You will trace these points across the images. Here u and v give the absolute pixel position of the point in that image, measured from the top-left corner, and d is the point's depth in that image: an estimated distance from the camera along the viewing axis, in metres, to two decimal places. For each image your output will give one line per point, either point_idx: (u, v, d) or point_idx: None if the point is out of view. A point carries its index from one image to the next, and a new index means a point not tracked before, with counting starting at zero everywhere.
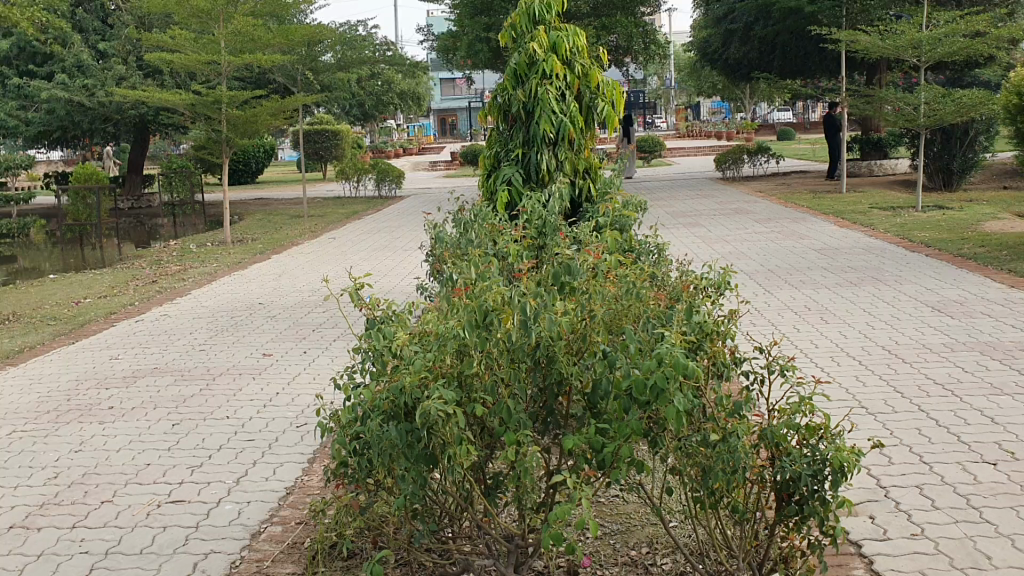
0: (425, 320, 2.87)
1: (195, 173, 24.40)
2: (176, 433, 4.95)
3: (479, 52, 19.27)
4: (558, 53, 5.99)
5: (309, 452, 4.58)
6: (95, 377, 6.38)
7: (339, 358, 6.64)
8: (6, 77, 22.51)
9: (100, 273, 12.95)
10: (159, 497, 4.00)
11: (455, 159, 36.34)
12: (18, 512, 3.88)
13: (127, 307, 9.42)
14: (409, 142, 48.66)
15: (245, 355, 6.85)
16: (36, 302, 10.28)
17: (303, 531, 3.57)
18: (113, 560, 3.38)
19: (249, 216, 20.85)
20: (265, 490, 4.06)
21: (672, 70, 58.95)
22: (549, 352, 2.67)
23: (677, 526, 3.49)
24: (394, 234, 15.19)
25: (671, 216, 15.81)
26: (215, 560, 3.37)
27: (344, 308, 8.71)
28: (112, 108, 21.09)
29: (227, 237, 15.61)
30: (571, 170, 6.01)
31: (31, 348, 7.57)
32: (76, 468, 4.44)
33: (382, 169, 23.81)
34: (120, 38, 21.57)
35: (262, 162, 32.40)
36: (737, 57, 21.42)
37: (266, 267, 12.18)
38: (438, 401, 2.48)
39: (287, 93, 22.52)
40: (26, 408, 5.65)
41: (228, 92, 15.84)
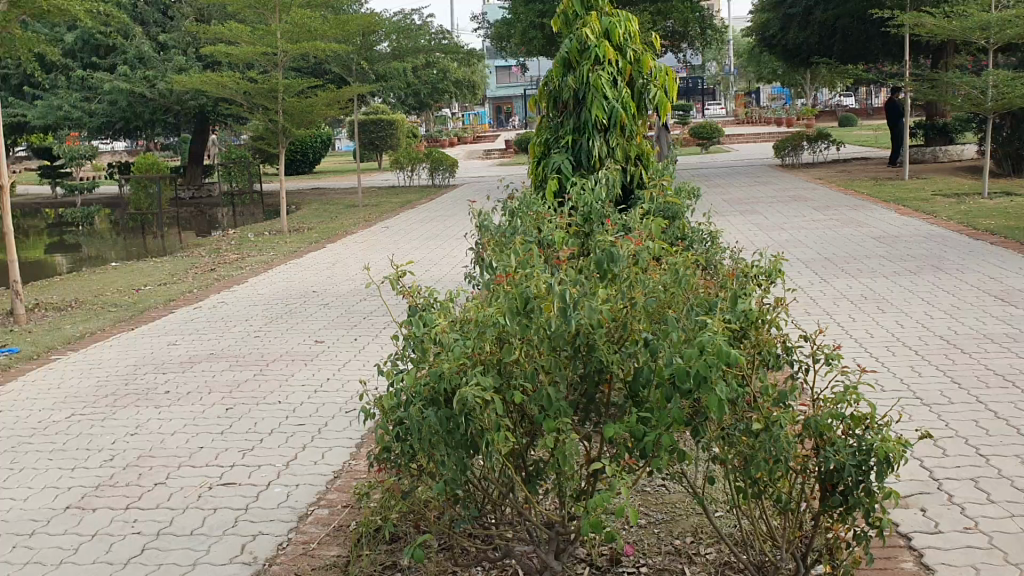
0: (466, 307, 2.87)
1: (254, 163, 24.77)
2: (229, 417, 5.04)
3: (533, 40, 19.14)
4: (611, 39, 5.98)
5: (356, 437, 4.63)
6: (152, 362, 6.53)
7: (390, 345, 6.69)
8: (70, 69, 23.11)
9: (162, 261, 13.27)
10: (210, 479, 4.08)
11: (510, 147, 36.33)
12: (74, 493, 3.99)
13: (186, 294, 9.64)
14: (465, 131, 48.80)
15: (298, 341, 6.95)
16: (98, 289, 10.54)
17: (350, 515, 3.61)
18: (164, 541, 3.45)
19: (305, 205, 21.12)
20: (313, 474, 4.11)
21: (730, 56, 58.03)
22: (589, 340, 2.63)
23: (722, 516, 3.45)
24: (448, 222, 15.25)
25: (727, 203, 15.62)
26: (263, 541, 3.42)
27: (393, 295, 8.78)
28: (171, 99, 21.54)
29: (284, 226, 15.85)
30: (623, 157, 5.99)
31: (92, 333, 7.76)
32: (131, 451, 4.55)
33: (436, 158, 23.87)
34: (180, 30, 22.01)
35: (319, 152, 32.76)
36: (797, 42, 21.04)
37: (321, 255, 12.32)
38: (476, 388, 2.48)
39: (342, 82, 22.72)
40: (86, 392, 5.80)
41: (284, 81, 16.02)
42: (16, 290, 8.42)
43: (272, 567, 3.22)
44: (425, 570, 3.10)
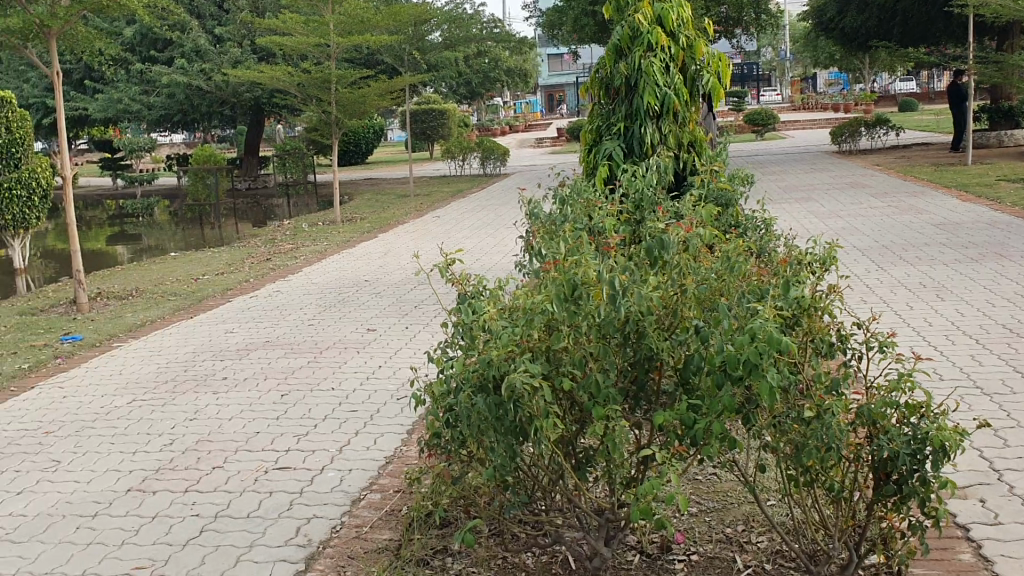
0: (516, 295, 2.87)
1: (308, 154, 25.08)
2: (284, 403, 5.12)
3: (585, 27, 19.01)
4: (664, 25, 5.92)
5: (408, 423, 4.68)
6: (211, 349, 6.67)
7: (441, 333, 6.73)
8: (129, 63, 23.60)
9: (220, 251, 13.51)
10: (267, 464, 4.16)
11: (562, 135, 36.22)
12: (135, 476, 4.10)
13: (242, 284, 9.79)
14: (516, 120, 48.72)
15: (351, 329, 7.03)
16: (158, 279, 10.77)
17: (402, 500, 3.65)
18: (222, 523, 3.53)
19: (358, 195, 21.34)
20: (366, 459, 4.17)
21: (786, 41, 57.06)
22: (639, 327, 2.61)
23: (774, 504, 3.42)
24: (499, 212, 15.28)
25: (782, 190, 15.40)
26: (317, 525, 3.48)
27: (444, 284, 8.83)
28: (228, 91, 21.89)
29: (337, 216, 16.04)
30: (675, 144, 5.96)
31: (152, 322, 7.94)
32: (190, 436, 4.65)
33: (488, 147, 23.88)
34: (236, 23, 22.35)
35: (371, 143, 33.02)
36: (855, 26, 20.61)
37: (373, 245, 12.43)
38: (524, 375, 2.49)
39: (394, 72, 22.85)
40: (147, 378, 5.95)
41: (337, 72, 16.17)
42: (80, 279, 8.63)
43: (326, 550, 3.26)
44: (476, 556, 3.12)
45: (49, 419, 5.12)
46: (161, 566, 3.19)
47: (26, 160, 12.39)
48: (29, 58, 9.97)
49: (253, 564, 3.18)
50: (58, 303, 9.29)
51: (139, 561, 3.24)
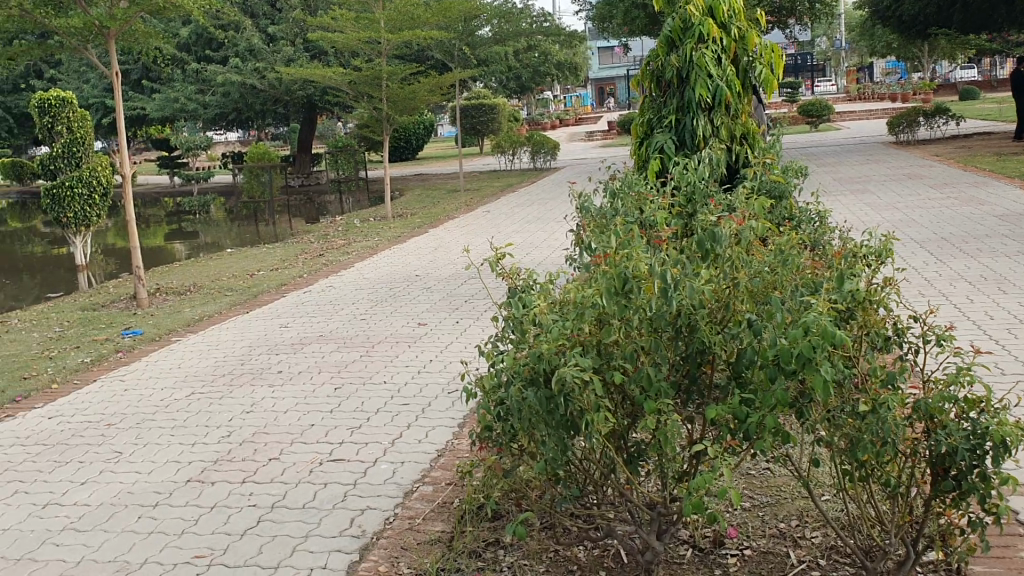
0: (567, 289, 2.86)
1: (360, 151, 25.32)
2: (337, 397, 5.19)
3: (636, 19, 18.86)
4: (715, 17, 5.87)
5: (459, 417, 4.71)
6: (266, 344, 6.78)
7: (491, 327, 6.75)
8: (185, 63, 24.05)
9: (274, 247, 13.71)
10: (321, 455, 4.23)
11: (612, 128, 36.06)
12: (194, 467, 4.19)
13: (296, 279, 9.92)
14: (566, 114, 48.58)
15: (402, 324, 7.09)
16: (215, 274, 10.97)
17: (454, 492, 3.68)
18: (278, 514, 3.59)
19: (409, 191, 21.48)
20: (418, 451, 4.21)
21: (842, 30, 56.03)
22: (691, 321, 2.59)
23: (829, 500, 3.38)
24: (549, 206, 15.26)
25: (837, 182, 15.16)
26: (371, 516, 3.52)
27: (495, 279, 8.86)
28: (281, 90, 22.18)
29: (388, 212, 16.17)
30: (728, 137, 5.93)
31: (209, 317, 8.09)
32: (246, 428, 4.74)
33: (538, 141, 23.86)
34: (288, 21, 22.64)
35: (421, 139, 33.21)
36: (913, 13, 20.16)
37: (424, 240, 12.52)
38: (574, 368, 2.49)
39: (444, 68, 22.95)
40: (206, 371, 6.08)
41: (388, 69, 16.30)
42: (139, 275, 8.83)
43: (379, 541, 3.30)
44: (528, 548, 3.13)
45: (112, 411, 5.27)
46: (219, 555, 3.26)
47: (87, 159, 12.69)
48: (90, 58, 10.21)
49: (309, 554, 3.23)
50: (119, 298, 9.50)
51: (198, 550, 3.31)
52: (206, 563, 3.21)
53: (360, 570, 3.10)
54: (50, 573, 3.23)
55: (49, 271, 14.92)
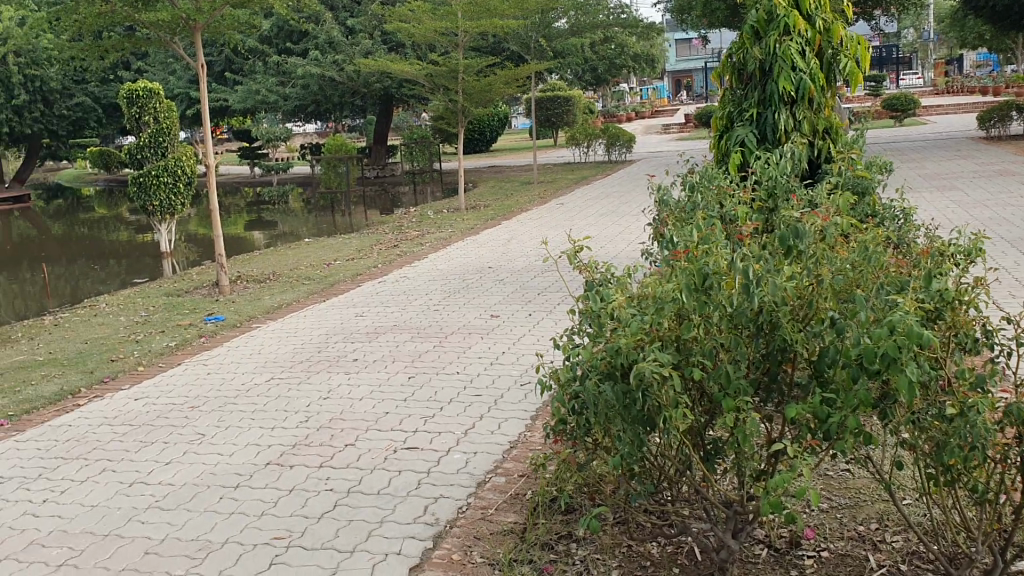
0: (645, 283, 2.84)
1: (434, 143, 25.51)
2: (412, 385, 5.26)
3: (716, 11, 18.53)
4: (800, 8, 5.76)
5: (532, 409, 4.72)
6: (342, 332, 6.90)
7: (565, 320, 6.75)
8: (267, 55, 24.56)
9: (350, 238, 13.93)
10: (395, 443, 4.29)
11: (689, 121, 35.63)
12: (273, 451, 4.29)
13: (371, 269, 10.07)
14: (642, 107, 48.12)
15: (475, 315, 7.13)
16: (293, 264, 11.20)
17: (526, 484, 3.69)
18: (354, 499, 3.65)
19: (483, 183, 21.58)
20: (491, 442, 4.23)
21: (932, 21, 54.22)
22: (772, 318, 2.55)
23: (911, 504, 3.30)
24: (623, 199, 15.16)
25: (924, 179, 14.71)
26: (445, 504, 3.56)
27: (570, 272, 8.85)
28: (359, 82, 22.47)
29: (462, 204, 16.28)
30: (810, 131, 5.86)
31: (287, 304, 8.26)
32: (323, 413, 4.83)
33: (613, 134, 23.69)
34: (367, 14, 22.93)
35: (496, 131, 33.29)
36: (1007, 4, 19.40)
37: (497, 232, 12.56)
38: (653, 364, 2.47)
39: (520, 60, 22.95)
40: (284, 357, 6.22)
41: (464, 61, 16.38)
42: (221, 263, 9.06)
43: (452, 529, 3.34)
44: (601, 542, 3.13)
45: (196, 394, 5.43)
46: (297, 537, 3.33)
47: (172, 149, 13.06)
48: (177, 51, 10.50)
49: (383, 540, 3.28)
50: (201, 285, 9.75)
51: (277, 532, 3.39)
52: (284, 544, 3.29)
53: (433, 557, 3.14)
54: (137, 548, 3.34)
55: (135, 257, 15.40)
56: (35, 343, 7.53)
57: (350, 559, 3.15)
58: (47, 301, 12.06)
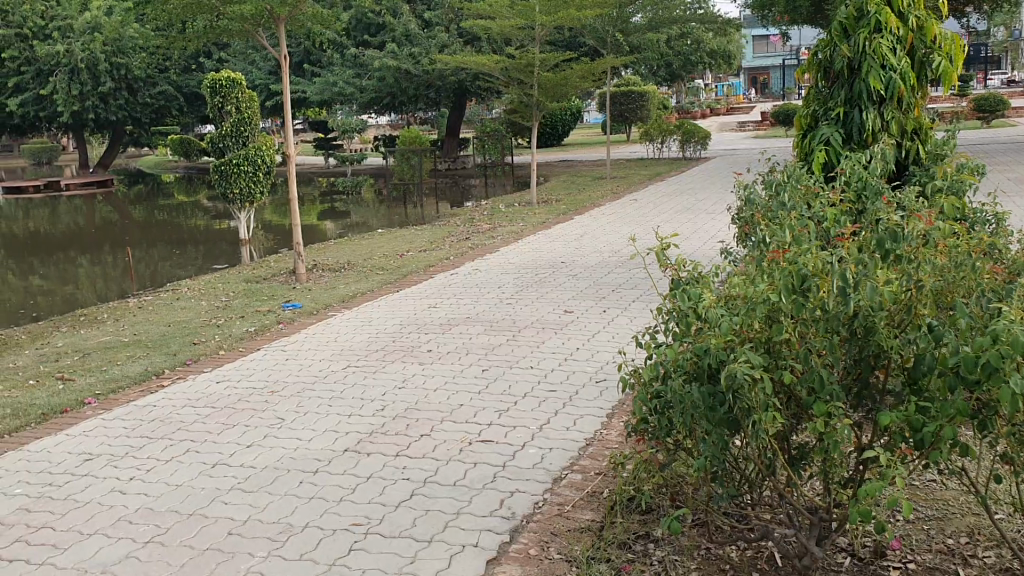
0: (734, 283, 2.80)
1: (507, 136, 25.56)
2: (486, 377, 5.28)
3: (799, 9, 18.09)
4: (892, 6, 5.63)
5: (607, 407, 4.69)
6: (416, 322, 6.96)
7: (640, 318, 6.69)
8: (345, 47, 24.92)
9: (424, 229, 14.06)
10: (471, 435, 4.30)
11: (766, 119, 35.03)
12: (351, 437, 4.35)
13: (444, 261, 10.15)
14: (718, 103, 47.46)
15: (548, 310, 7.13)
16: (367, 253, 11.34)
17: (603, 482, 3.67)
18: (430, 489, 3.68)
19: (554, 178, 21.56)
20: (566, 439, 4.21)
21: None
22: (868, 322, 2.48)
23: (1003, 518, 3.20)
24: (698, 196, 14.99)
25: (1013, 183, 14.19)
26: (521, 498, 3.56)
27: (655, 270, 8.75)
28: (434, 75, 22.62)
29: (535, 198, 16.29)
30: (899, 131, 5.73)
31: (362, 294, 8.36)
32: (399, 403, 4.88)
33: (687, 130, 23.44)
34: (444, 7, 23.11)
35: (568, 126, 33.21)
36: None
37: (569, 227, 12.52)
38: (744, 366, 2.44)
39: (595, 55, 22.84)
40: (360, 345, 6.31)
41: (540, 55, 16.36)
42: (299, 251, 9.23)
43: (529, 525, 3.34)
44: (680, 544, 3.09)
45: (274, 379, 5.53)
46: (375, 524, 3.37)
47: (253, 138, 13.36)
48: (260, 42, 10.69)
49: (460, 531, 3.30)
50: (278, 273, 9.93)
51: (355, 518, 3.43)
52: (363, 531, 3.33)
53: (511, 551, 3.14)
54: (220, 529, 3.41)
55: (213, 243, 15.77)
56: (121, 324, 7.77)
57: (429, 549, 3.17)
58: (129, 284, 12.40)
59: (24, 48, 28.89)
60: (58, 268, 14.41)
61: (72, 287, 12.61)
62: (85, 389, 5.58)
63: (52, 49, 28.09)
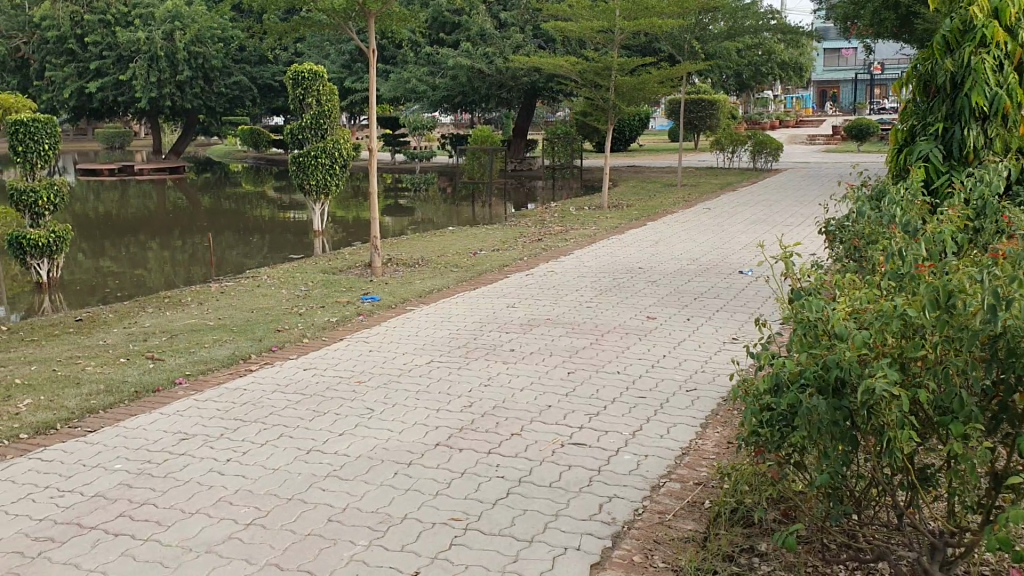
0: (864, 299, 2.73)
1: (577, 140, 25.43)
2: (572, 381, 5.25)
3: (884, 21, 17.47)
4: (1001, 19, 5.46)
5: (701, 416, 4.63)
6: (497, 321, 6.96)
7: (726, 328, 6.60)
8: (420, 45, 25.09)
9: (494, 228, 14.06)
10: (563, 438, 4.27)
11: (838, 133, 34.45)
12: (443, 432, 4.35)
13: (517, 261, 10.13)
14: (787, 115, 46.69)
15: (631, 316, 7.06)
16: (441, 250, 11.38)
17: (703, 493, 3.61)
18: (526, 489, 3.66)
19: (623, 183, 21.39)
20: (661, 447, 4.16)
21: None
22: (1015, 345, 2.35)
23: None
24: (772, 208, 14.71)
25: None
26: (620, 504, 3.52)
27: (767, 279, 8.45)
28: (507, 75, 22.62)
29: (606, 202, 16.21)
30: (1003, 148, 5.53)
31: (439, 290, 8.40)
32: (486, 400, 4.88)
33: (760, 140, 23.09)
34: (520, 8, 23.32)
35: (636, 131, 32.98)
36: None
37: (643, 233, 12.42)
38: (882, 381, 2.39)
39: (671, 61, 22.69)
40: (441, 341, 6.32)
41: (618, 59, 16.20)
42: (376, 244, 9.28)
43: (631, 530, 3.30)
44: (787, 560, 3.03)
45: (360, 369, 5.57)
46: (474, 520, 3.37)
47: (331, 131, 13.50)
48: (350, 35, 10.76)
49: (561, 533, 3.28)
50: (355, 265, 10.01)
51: (453, 513, 3.43)
52: (462, 526, 3.32)
53: (614, 557, 3.11)
54: (320, 515, 3.44)
55: (280, 234, 15.99)
56: (205, 308, 7.92)
57: (530, 549, 3.15)
58: (201, 270, 12.63)
59: (107, 34, 29.60)
60: (129, 251, 14.67)
61: (143, 270, 12.86)
62: (176, 369, 5.69)
63: (134, 36, 28.73)
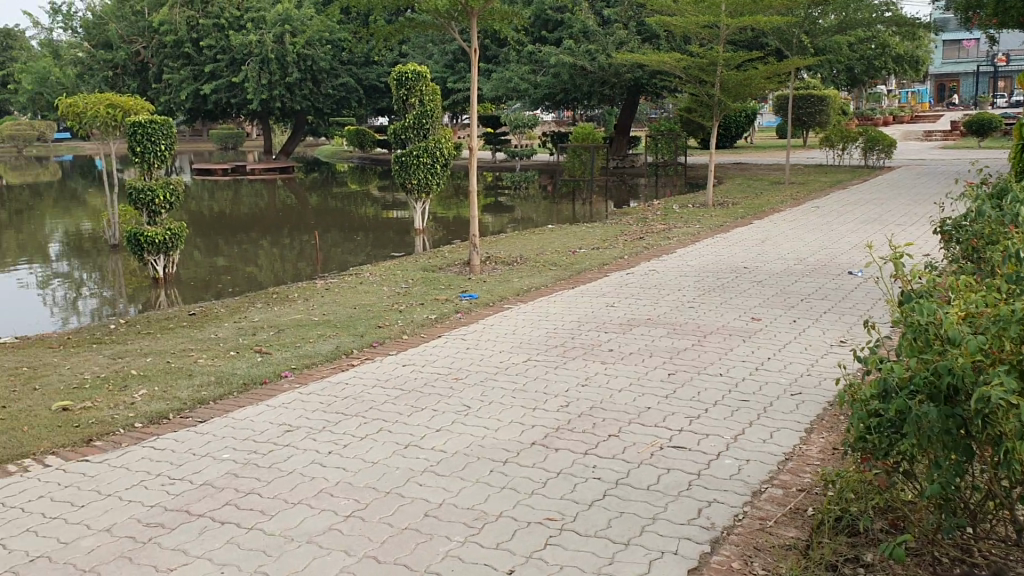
0: (981, 301, 2.58)
1: (681, 137, 25.08)
2: (672, 382, 5.17)
3: (1009, 9, 16.67)
4: None
5: (806, 421, 4.49)
6: (596, 320, 6.92)
7: (833, 330, 6.39)
8: (523, 44, 25.16)
9: (594, 226, 13.99)
10: (661, 440, 4.21)
11: (957, 128, 33.02)
12: (539, 431, 4.34)
13: (618, 260, 10.05)
14: (903, 110, 44.98)
15: (734, 317, 6.91)
16: (540, 248, 11.39)
17: (807, 500, 3.50)
18: (622, 491, 3.62)
19: (728, 180, 21.00)
20: (764, 452, 4.06)
21: None
22: None
23: None
24: (884, 206, 14.20)
25: None
26: (720, 509, 3.44)
27: (878, 279, 8.15)
28: (610, 72, 22.48)
29: (710, 200, 15.94)
30: None
31: (538, 288, 8.40)
32: (584, 400, 4.85)
33: (873, 137, 22.32)
34: (623, 5, 23.12)
35: (742, 128, 32.31)
36: None
37: (748, 231, 12.16)
38: (998, 389, 2.26)
39: (779, 56, 22.17)
40: (539, 340, 6.31)
41: (724, 54, 15.87)
42: (476, 243, 9.34)
43: (730, 536, 3.23)
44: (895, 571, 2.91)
45: (459, 366, 5.62)
46: (570, 521, 3.35)
47: (433, 131, 13.67)
48: (454, 35, 10.87)
49: (658, 537, 3.22)
50: (455, 263, 10.11)
51: (549, 513, 3.42)
52: (557, 526, 3.31)
53: (712, 563, 3.05)
54: (417, 509, 3.48)
55: (383, 232, 16.28)
56: (310, 304, 8.12)
57: (627, 551, 3.11)
58: (307, 267, 12.97)
59: (220, 38, 30.70)
60: (240, 248, 15.18)
61: (252, 266, 13.29)
62: (282, 363, 5.85)
63: (246, 39, 29.70)
